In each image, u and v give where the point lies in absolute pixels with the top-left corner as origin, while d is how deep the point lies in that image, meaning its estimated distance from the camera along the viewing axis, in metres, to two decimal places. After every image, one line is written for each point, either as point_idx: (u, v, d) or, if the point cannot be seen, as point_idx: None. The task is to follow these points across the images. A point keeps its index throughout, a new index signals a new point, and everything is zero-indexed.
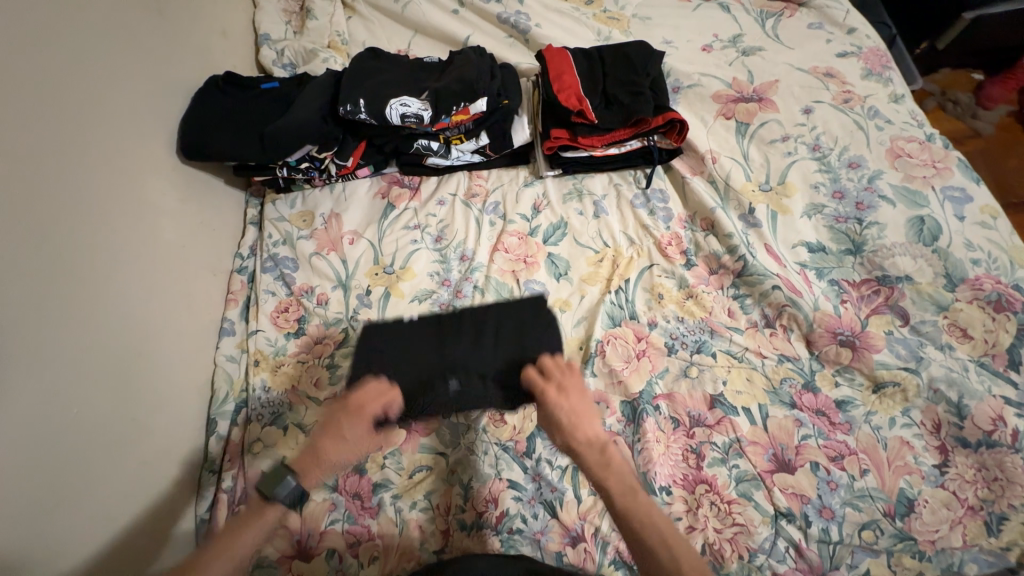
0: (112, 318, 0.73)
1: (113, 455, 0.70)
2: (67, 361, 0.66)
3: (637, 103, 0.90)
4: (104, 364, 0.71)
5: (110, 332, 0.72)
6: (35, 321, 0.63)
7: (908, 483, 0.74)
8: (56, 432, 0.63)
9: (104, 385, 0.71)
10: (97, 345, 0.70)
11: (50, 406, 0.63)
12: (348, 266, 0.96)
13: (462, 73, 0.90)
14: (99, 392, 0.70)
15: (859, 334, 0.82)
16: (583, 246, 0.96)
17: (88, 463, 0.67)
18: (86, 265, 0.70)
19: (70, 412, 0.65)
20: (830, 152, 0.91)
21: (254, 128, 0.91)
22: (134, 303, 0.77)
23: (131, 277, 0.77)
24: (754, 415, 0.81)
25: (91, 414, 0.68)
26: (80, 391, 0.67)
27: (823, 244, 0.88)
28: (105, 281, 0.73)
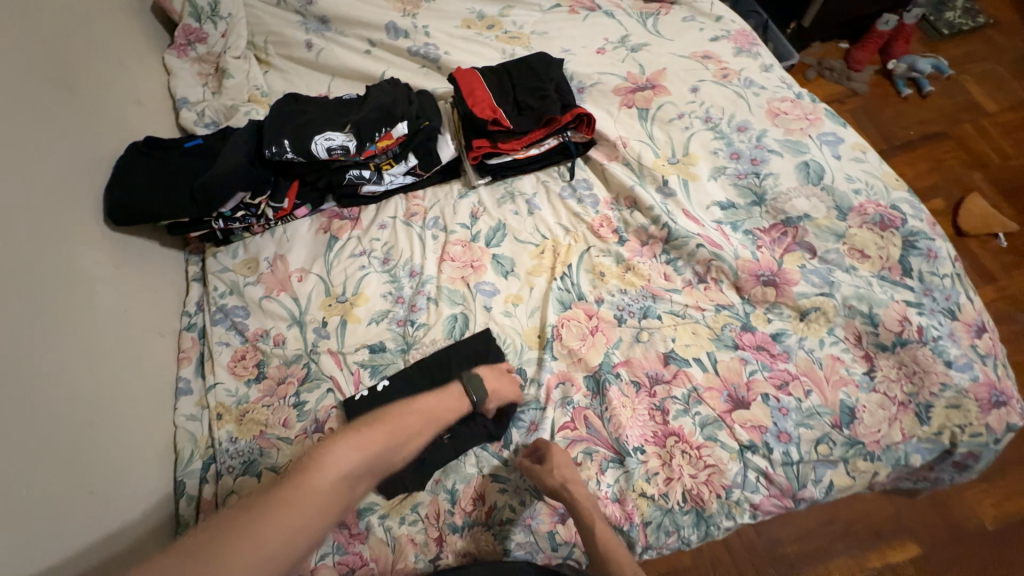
0: (59, 393, 0.71)
1: (75, 534, 0.67)
2: (16, 441, 0.64)
3: (545, 106, 0.99)
4: (55, 439, 0.69)
5: (58, 407, 0.70)
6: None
7: (846, 394, 0.82)
8: (12, 517, 0.61)
9: (58, 462, 0.68)
10: (48, 421, 0.69)
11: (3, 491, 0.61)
12: (300, 303, 0.97)
13: (379, 102, 0.96)
14: (54, 470, 0.67)
15: (778, 272, 0.91)
16: (523, 242, 1.02)
17: (49, 545, 0.64)
18: (25, 343, 0.69)
19: (27, 494, 0.63)
20: (721, 121, 1.03)
21: (183, 185, 0.92)
22: (79, 374, 0.75)
23: (73, 349, 0.76)
24: (705, 363, 0.88)
25: (47, 494, 0.65)
26: (33, 471, 0.65)
27: (732, 201, 0.98)
28: (46, 356, 0.71)
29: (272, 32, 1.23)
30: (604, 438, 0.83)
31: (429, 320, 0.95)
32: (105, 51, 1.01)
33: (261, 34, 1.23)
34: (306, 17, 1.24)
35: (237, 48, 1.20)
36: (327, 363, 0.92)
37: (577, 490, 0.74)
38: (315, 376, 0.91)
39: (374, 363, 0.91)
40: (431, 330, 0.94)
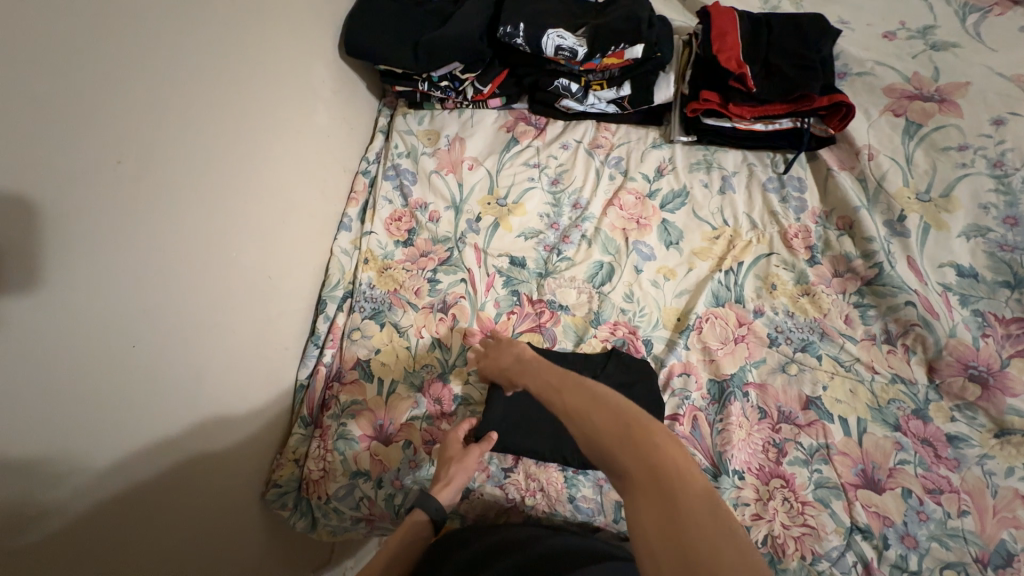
0: (267, 181, 0.83)
1: (251, 303, 0.81)
2: (234, 207, 0.76)
3: (804, 78, 0.84)
4: (256, 218, 0.81)
5: (265, 193, 0.82)
6: (218, 166, 0.72)
7: (1011, 537, 0.68)
8: (217, 266, 0.73)
9: (254, 238, 0.80)
10: (253, 204, 0.80)
11: (218, 245, 0.73)
12: (463, 191, 0.99)
13: (627, 11, 0.87)
14: (251, 243, 0.80)
15: (995, 372, 0.75)
16: (700, 219, 0.93)
17: (233, 300, 0.77)
18: (256, 132, 0.79)
19: (230, 251, 0.76)
20: (1014, 172, 0.81)
21: (409, 36, 0.94)
22: (283, 174, 0.86)
23: (287, 151, 0.86)
24: (850, 427, 0.78)
25: (242, 260, 0.78)
26: (238, 237, 0.77)
27: (976, 271, 0.80)
28: (267, 146, 0.82)
29: None
30: (705, 446, 0.79)
31: (575, 257, 0.92)
32: None
33: None
34: None
35: None
36: (469, 255, 0.94)
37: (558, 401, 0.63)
38: (453, 263, 0.94)
39: (510, 275, 0.92)
40: (574, 266, 0.91)
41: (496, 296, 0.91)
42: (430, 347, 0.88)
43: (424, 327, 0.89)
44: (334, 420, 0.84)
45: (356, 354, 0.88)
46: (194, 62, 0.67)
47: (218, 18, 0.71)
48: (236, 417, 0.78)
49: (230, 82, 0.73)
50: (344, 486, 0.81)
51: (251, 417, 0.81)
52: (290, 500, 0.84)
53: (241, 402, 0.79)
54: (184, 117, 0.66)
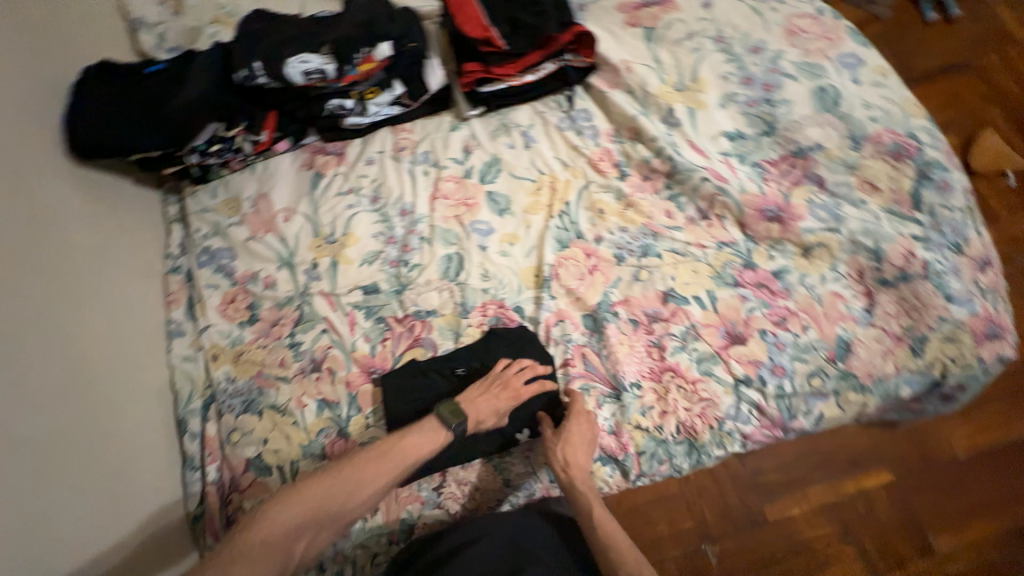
0: (52, 328, 0.71)
1: (89, 463, 0.70)
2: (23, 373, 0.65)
3: (543, 22, 0.89)
4: (57, 372, 0.70)
5: (55, 342, 0.71)
6: None
7: (843, 329, 0.82)
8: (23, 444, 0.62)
9: (66, 394, 0.70)
10: (46, 360, 0.69)
11: (8, 419, 0.61)
12: (288, 244, 0.93)
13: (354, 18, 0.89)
14: (64, 401, 0.69)
15: (784, 207, 0.87)
16: (519, 178, 0.96)
17: (65, 472, 0.66)
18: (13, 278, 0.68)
19: (38, 421, 0.65)
20: (733, 41, 0.94)
21: (143, 113, 0.84)
22: (67, 312, 0.75)
23: (60, 286, 0.75)
24: (704, 301, 0.86)
25: (59, 423, 0.68)
26: (45, 402, 0.67)
27: (741, 131, 0.92)
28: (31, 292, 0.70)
29: None
30: (601, 374, 0.84)
31: (423, 261, 0.92)
32: None
33: None
34: None
35: None
36: (320, 304, 0.89)
37: (580, 477, 0.75)
38: (309, 318, 0.89)
39: (369, 304, 0.89)
40: (425, 270, 0.91)
41: (364, 330, 0.88)
42: (317, 411, 0.83)
43: (303, 395, 0.84)
44: None
45: (244, 455, 0.80)
46: None
47: None
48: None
49: None
50: None
51: None
52: None
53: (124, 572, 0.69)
54: None
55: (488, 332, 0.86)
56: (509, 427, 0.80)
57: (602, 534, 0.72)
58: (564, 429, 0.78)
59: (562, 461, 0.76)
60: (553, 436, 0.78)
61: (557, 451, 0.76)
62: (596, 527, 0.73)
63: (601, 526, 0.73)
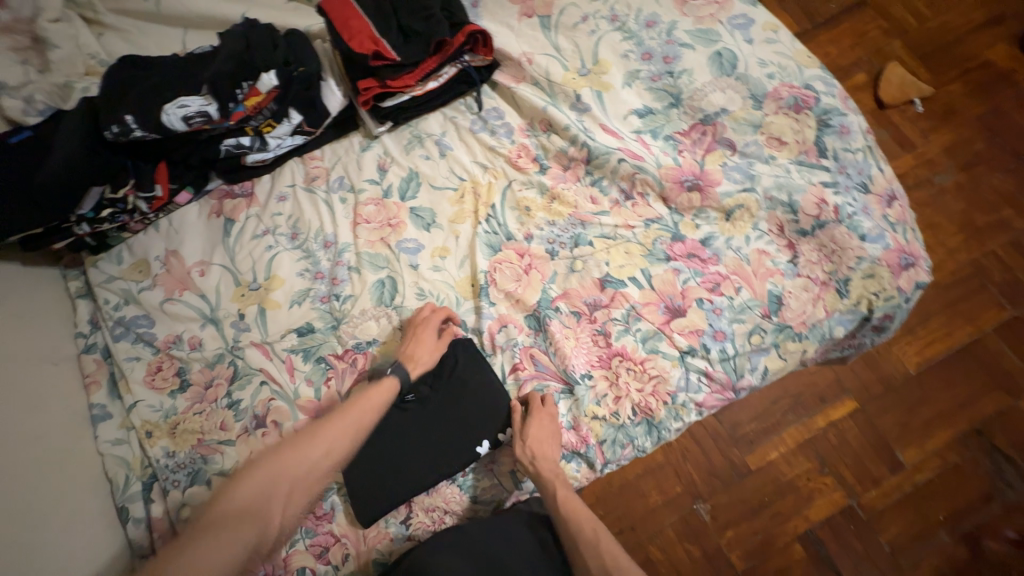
0: None
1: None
2: None
3: (432, 27, 0.87)
4: None
5: None
6: None
7: (773, 284, 0.84)
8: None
9: None
10: None
11: None
12: (209, 299, 0.88)
13: (229, 49, 0.84)
14: None
15: (701, 175, 0.88)
16: (441, 189, 0.94)
17: None
18: None
19: None
20: (628, 18, 0.94)
21: (12, 188, 0.77)
22: None
23: None
24: (640, 281, 0.87)
25: None
26: None
27: (649, 107, 0.92)
28: None
29: None
30: (553, 372, 0.84)
31: (355, 291, 0.88)
32: None
33: None
34: None
35: (51, 8, 0.98)
36: (254, 356, 0.85)
37: (547, 466, 0.76)
38: (244, 373, 0.84)
39: (306, 346, 0.86)
40: (359, 300, 0.88)
41: (305, 375, 0.84)
42: None
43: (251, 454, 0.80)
44: None
45: None
46: None
47: None
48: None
49: None
50: None
51: None
52: None
53: None
54: None
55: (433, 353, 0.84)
56: (466, 443, 0.79)
57: (568, 517, 0.73)
58: (527, 421, 0.78)
59: (530, 455, 0.76)
60: (519, 433, 0.78)
61: (523, 448, 0.76)
62: (560, 511, 0.74)
63: (565, 507, 0.74)
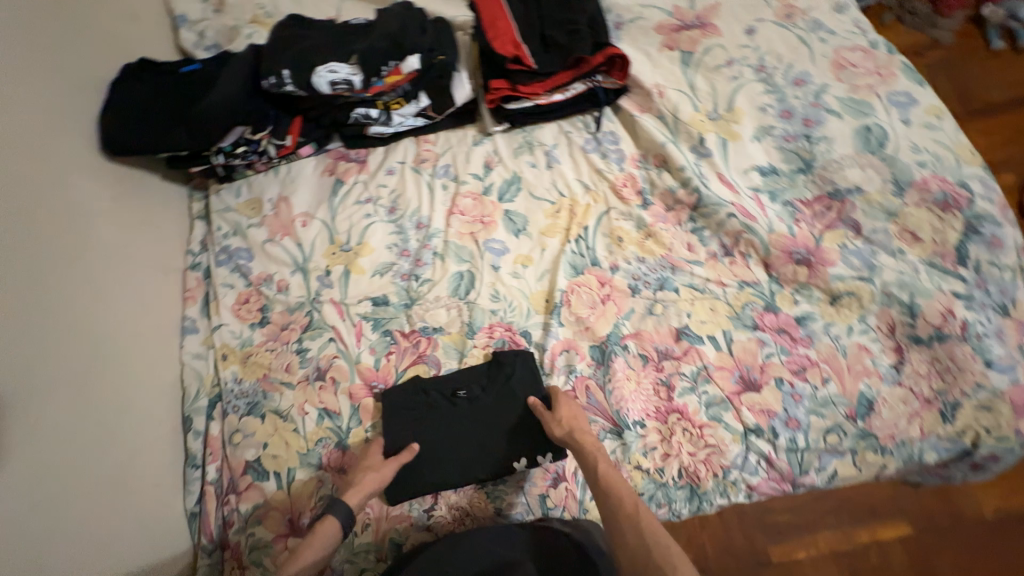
0: (71, 317, 0.74)
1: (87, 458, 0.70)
2: (42, 361, 0.67)
3: (574, 42, 0.88)
4: (71, 363, 0.71)
5: (73, 333, 0.73)
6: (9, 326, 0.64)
7: (867, 386, 0.77)
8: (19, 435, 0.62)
9: (71, 386, 0.71)
10: (61, 350, 0.71)
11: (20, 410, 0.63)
12: (303, 249, 0.94)
13: (387, 29, 0.89)
14: (68, 394, 0.70)
15: (814, 251, 0.82)
16: (539, 199, 0.94)
17: (75, 462, 0.68)
18: (38, 266, 0.71)
19: (54, 409, 0.67)
20: (775, 71, 0.89)
21: (174, 113, 0.86)
22: (90, 301, 0.77)
23: (84, 277, 0.77)
24: (719, 342, 0.83)
25: (69, 413, 0.69)
26: (51, 394, 0.68)
27: (775, 166, 0.87)
28: (56, 280, 0.73)
29: None
30: (603, 410, 0.81)
31: (434, 276, 0.91)
32: None
33: None
34: None
35: None
36: (330, 313, 0.90)
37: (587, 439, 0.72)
38: (318, 325, 0.90)
39: (377, 316, 0.89)
40: (436, 286, 0.90)
41: (369, 343, 0.88)
42: (318, 420, 0.84)
43: (306, 403, 0.85)
44: (241, 534, 0.78)
45: (244, 458, 0.82)
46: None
47: None
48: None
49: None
50: None
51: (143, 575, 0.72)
52: None
53: (119, 560, 0.70)
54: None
55: (492, 357, 0.85)
56: (503, 449, 0.79)
57: (605, 489, 0.68)
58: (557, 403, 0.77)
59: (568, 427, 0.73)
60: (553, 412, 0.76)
61: (553, 426, 0.74)
62: (599, 484, 0.68)
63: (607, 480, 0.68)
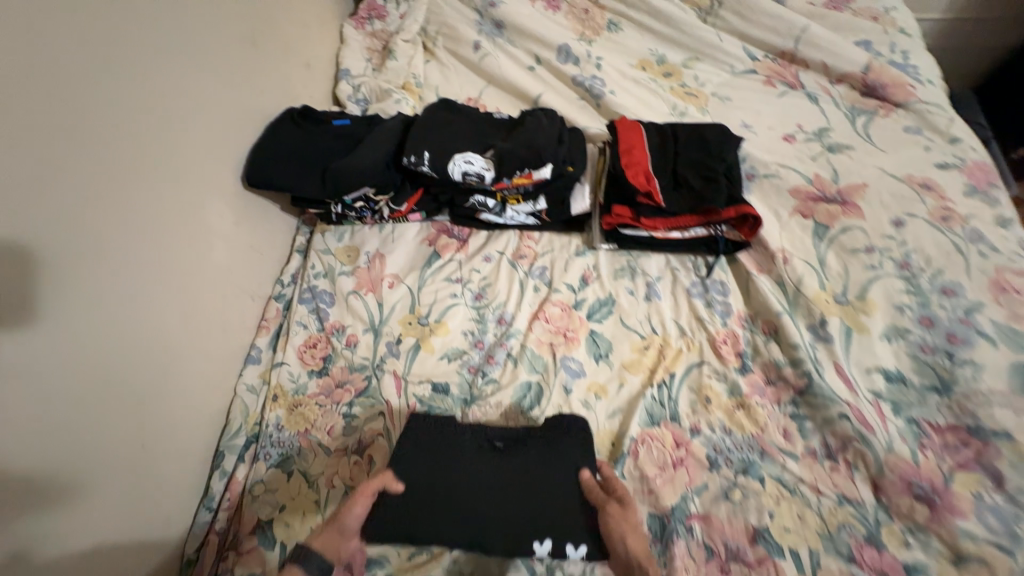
0: (160, 330, 0.75)
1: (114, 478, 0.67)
2: (116, 371, 0.68)
3: (710, 191, 0.86)
4: (141, 376, 0.72)
5: (154, 346, 0.74)
6: (101, 331, 0.66)
7: None
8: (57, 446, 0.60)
9: (132, 400, 0.70)
10: (138, 361, 0.71)
11: (77, 419, 0.63)
12: (382, 310, 0.94)
13: (532, 137, 0.91)
14: (126, 408, 0.69)
15: (940, 490, 0.69)
16: (629, 328, 0.89)
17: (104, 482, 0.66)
18: (150, 277, 0.73)
19: (108, 422, 0.67)
20: (920, 272, 0.82)
21: (316, 163, 0.93)
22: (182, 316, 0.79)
23: (186, 293, 0.80)
24: (803, 561, 0.68)
25: (119, 428, 0.68)
26: (111, 405, 0.67)
27: (904, 375, 0.77)
28: (160, 292, 0.75)
29: (447, 25, 1.24)
30: None
31: (501, 378, 0.87)
32: (294, 15, 1.07)
33: (436, 24, 1.25)
34: (483, 18, 1.23)
35: (410, 32, 1.24)
36: (388, 384, 0.87)
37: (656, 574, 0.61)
38: (372, 393, 0.87)
39: (432, 403, 0.85)
40: (500, 390, 0.85)
41: None
42: (342, 497, 0.78)
43: (335, 475, 0.80)
44: None
45: (255, 515, 0.77)
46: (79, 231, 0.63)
47: (108, 181, 0.67)
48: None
49: (121, 236, 0.69)
50: None
51: None
52: None
53: None
54: (66, 295, 0.62)
55: None
56: (526, 532, 0.64)
57: None
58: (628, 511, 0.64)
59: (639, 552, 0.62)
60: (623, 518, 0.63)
61: (617, 542, 0.62)
62: None
63: None
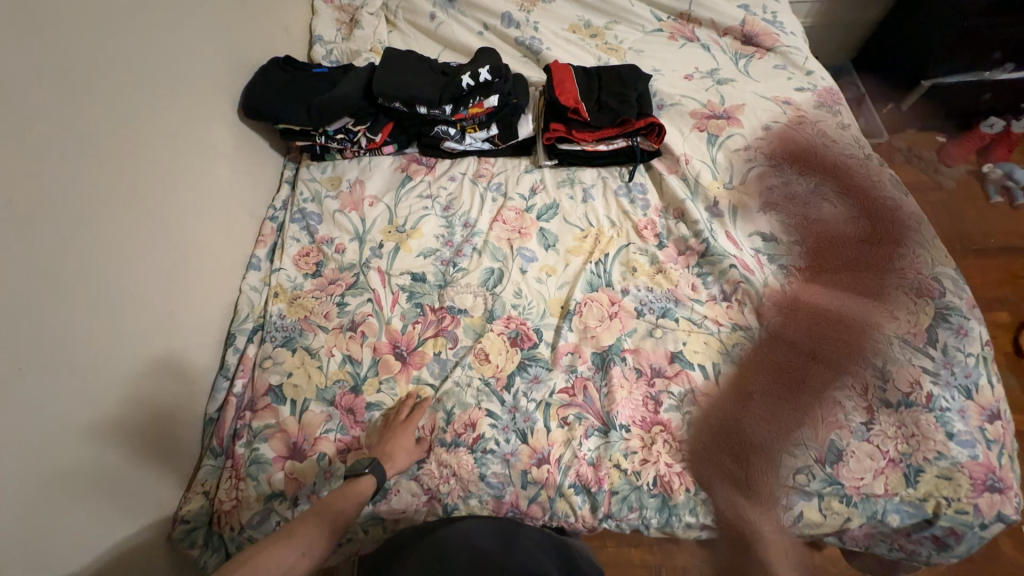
0: (181, 224, 0.90)
1: (147, 346, 0.80)
2: (153, 249, 0.83)
3: (624, 107, 1.09)
4: (167, 258, 0.86)
5: (177, 236, 0.89)
6: (145, 215, 0.82)
7: (838, 436, 0.83)
8: (101, 310, 0.73)
9: (163, 275, 0.85)
10: (163, 244, 0.85)
11: (132, 279, 0.78)
12: (364, 224, 1.10)
13: (495, 61, 1.13)
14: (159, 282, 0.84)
15: (800, 309, 0.94)
16: (570, 224, 1.10)
17: (149, 338, 0.81)
18: (174, 179, 0.89)
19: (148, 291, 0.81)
20: (783, 161, 1.08)
21: (302, 99, 1.09)
22: (197, 215, 0.94)
23: (200, 198, 0.95)
24: (708, 370, 0.91)
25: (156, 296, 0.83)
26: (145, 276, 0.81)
27: (775, 235, 1.02)
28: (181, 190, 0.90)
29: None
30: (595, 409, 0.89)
31: (469, 266, 1.05)
32: None
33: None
34: None
35: (373, 6, 1.43)
36: (374, 279, 1.03)
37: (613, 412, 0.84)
38: (360, 286, 1.03)
39: (413, 289, 1.02)
40: (468, 275, 1.04)
41: (401, 309, 1.00)
42: (341, 363, 0.94)
43: (335, 346, 0.95)
44: (246, 446, 0.86)
45: (268, 381, 0.92)
46: (119, 129, 0.78)
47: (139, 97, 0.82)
48: (139, 487, 0.77)
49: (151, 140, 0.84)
50: (259, 512, 0.82)
51: (157, 454, 0.81)
52: (200, 536, 0.82)
53: (150, 430, 0.80)
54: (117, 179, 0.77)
55: (513, 348, 0.95)
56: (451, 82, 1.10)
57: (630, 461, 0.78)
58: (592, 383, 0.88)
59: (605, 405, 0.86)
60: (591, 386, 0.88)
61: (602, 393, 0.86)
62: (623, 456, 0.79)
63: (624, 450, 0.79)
